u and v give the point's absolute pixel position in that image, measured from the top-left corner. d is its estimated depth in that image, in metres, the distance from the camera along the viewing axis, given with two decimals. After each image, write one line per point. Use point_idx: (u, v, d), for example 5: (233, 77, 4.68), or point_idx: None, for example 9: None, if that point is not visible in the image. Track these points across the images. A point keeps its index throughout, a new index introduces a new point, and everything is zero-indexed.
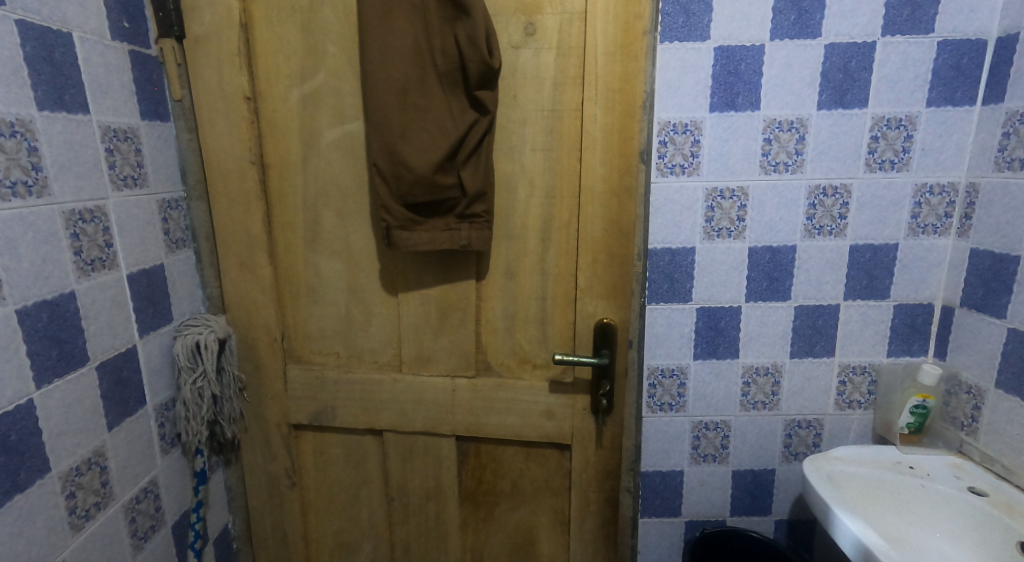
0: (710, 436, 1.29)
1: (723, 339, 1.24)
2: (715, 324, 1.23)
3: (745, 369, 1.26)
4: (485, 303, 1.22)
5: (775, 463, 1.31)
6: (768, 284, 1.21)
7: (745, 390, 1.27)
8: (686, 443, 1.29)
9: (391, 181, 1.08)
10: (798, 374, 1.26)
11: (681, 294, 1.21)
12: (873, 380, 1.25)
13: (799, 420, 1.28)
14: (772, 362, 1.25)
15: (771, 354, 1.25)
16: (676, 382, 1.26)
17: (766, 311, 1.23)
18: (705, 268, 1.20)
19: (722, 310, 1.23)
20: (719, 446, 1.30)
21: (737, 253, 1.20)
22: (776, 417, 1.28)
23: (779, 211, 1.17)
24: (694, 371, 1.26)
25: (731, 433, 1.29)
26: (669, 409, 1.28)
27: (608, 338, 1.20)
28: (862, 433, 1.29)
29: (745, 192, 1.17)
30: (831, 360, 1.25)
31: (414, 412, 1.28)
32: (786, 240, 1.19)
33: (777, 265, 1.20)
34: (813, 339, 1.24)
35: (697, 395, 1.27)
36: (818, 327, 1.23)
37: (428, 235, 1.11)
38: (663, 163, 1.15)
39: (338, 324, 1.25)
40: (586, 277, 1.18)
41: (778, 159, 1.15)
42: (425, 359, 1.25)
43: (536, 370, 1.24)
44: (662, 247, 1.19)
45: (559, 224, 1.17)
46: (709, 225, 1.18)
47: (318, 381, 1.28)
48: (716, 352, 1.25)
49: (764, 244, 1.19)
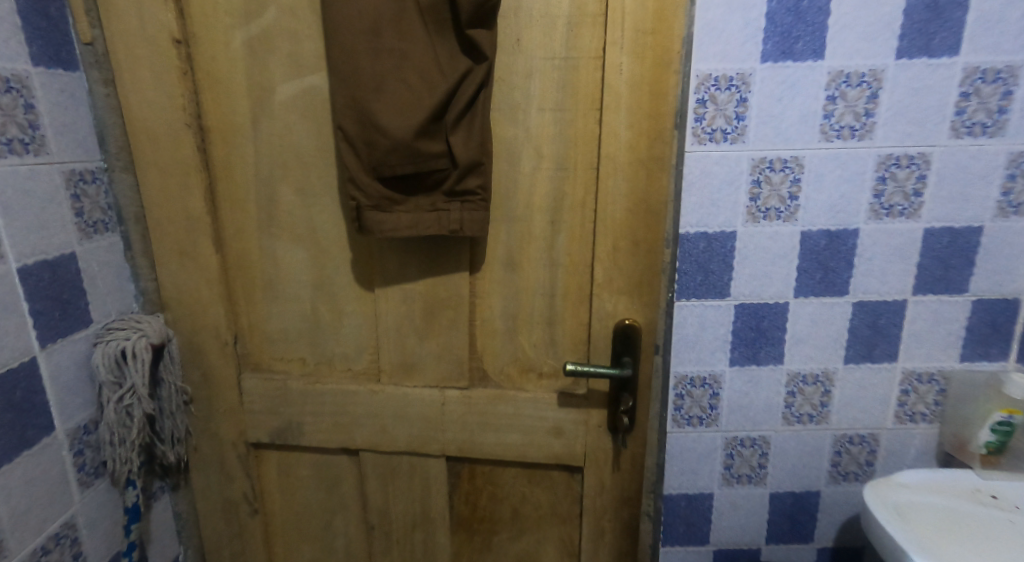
0: (746, 453, 1.10)
1: (766, 342, 1.04)
2: (755, 324, 1.03)
3: (791, 377, 1.06)
4: (481, 300, 0.99)
5: (821, 485, 1.12)
6: (822, 277, 1.00)
7: (790, 401, 1.07)
8: (718, 462, 1.10)
9: (362, 149, 0.85)
10: (851, 383, 1.06)
11: (715, 288, 1.00)
12: (942, 390, 1.06)
13: (851, 435, 1.09)
14: (822, 370, 1.05)
15: (821, 360, 1.05)
16: (707, 392, 1.06)
17: (818, 308, 1.02)
18: (745, 258, 0.99)
19: (765, 308, 1.02)
20: (756, 466, 1.11)
21: (787, 238, 0.98)
22: (824, 433, 1.09)
23: (841, 187, 0.96)
24: (729, 380, 1.05)
25: (770, 451, 1.10)
26: (697, 423, 1.08)
27: (631, 343, 0.97)
28: (925, 450, 1.09)
29: (800, 167, 0.95)
30: (893, 366, 1.05)
31: (397, 429, 1.07)
32: (847, 222, 0.97)
33: (834, 253, 0.99)
34: (873, 341, 1.04)
35: (731, 406, 1.07)
36: (880, 327, 1.03)
37: (410, 217, 0.89)
38: (702, 126, 0.92)
39: (302, 325, 1.04)
40: (605, 268, 0.95)
41: (842, 123, 0.93)
42: (409, 367, 1.03)
43: (542, 380, 1.03)
44: (696, 231, 0.97)
45: (572, 203, 0.94)
46: (753, 205, 0.96)
47: (280, 392, 1.06)
48: (757, 357, 1.04)
49: (822, 228, 0.98)
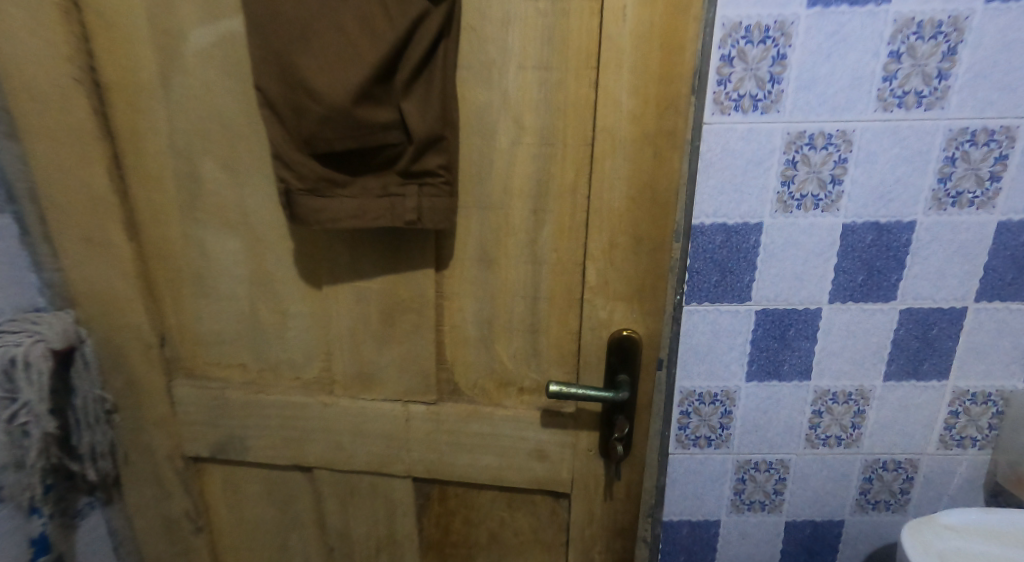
0: (759, 479, 0.94)
1: (790, 354, 0.86)
2: (780, 333, 0.85)
3: (818, 395, 0.89)
4: (450, 302, 0.82)
5: (846, 514, 0.97)
6: (866, 279, 0.82)
7: (815, 420, 0.90)
8: (727, 486, 0.95)
9: (288, 116, 0.66)
10: (890, 402, 0.89)
11: (735, 291, 0.82)
12: (998, 411, 0.89)
13: (885, 461, 0.93)
14: (857, 387, 0.88)
15: (856, 375, 0.88)
16: (718, 409, 0.90)
17: (856, 316, 0.84)
18: (771, 255, 0.81)
19: (792, 314, 0.84)
20: (770, 492, 0.95)
21: (826, 232, 0.79)
22: (854, 458, 0.93)
23: (896, 168, 0.76)
24: (745, 397, 0.89)
25: (789, 476, 0.94)
26: (705, 444, 0.92)
27: (628, 360, 0.80)
28: (971, 479, 0.93)
29: (847, 145, 0.76)
30: (942, 385, 0.88)
31: (354, 446, 0.92)
32: (902, 213, 0.78)
33: (883, 251, 0.80)
34: (919, 355, 0.86)
35: (745, 428, 0.91)
36: (931, 339, 0.85)
37: (355, 204, 0.70)
38: (727, 89, 0.73)
39: (239, 326, 0.87)
40: (599, 269, 0.77)
41: (907, 90, 0.73)
42: (366, 378, 0.87)
43: (523, 396, 0.87)
44: (712, 222, 0.79)
45: (559, 187, 0.75)
46: (785, 190, 0.77)
47: (217, 402, 0.90)
48: (779, 372, 0.87)
49: (869, 219, 0.79)
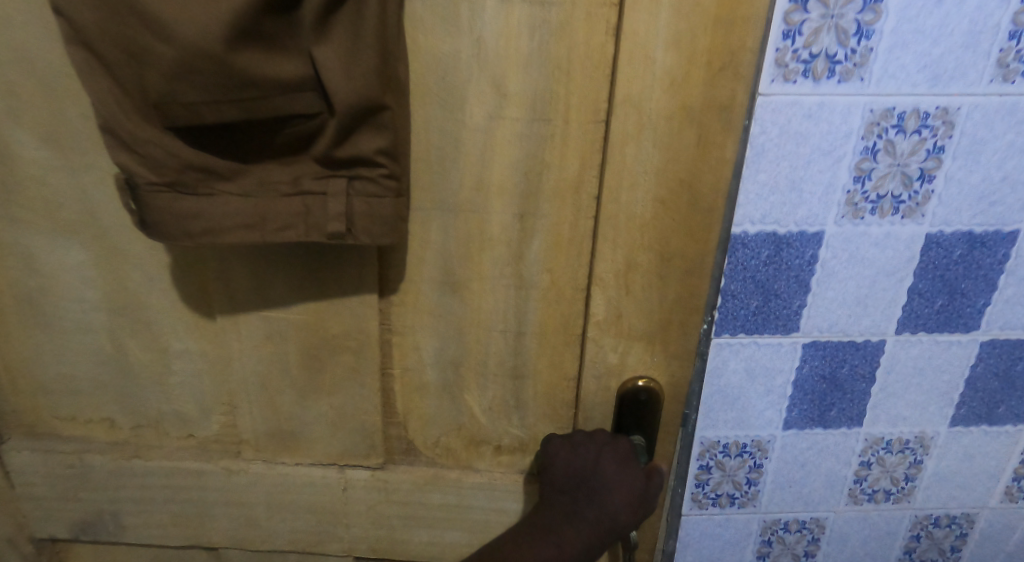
0: (789, 539, 0.73)
1: (842, 397, 0.64)
2: (831, 370, 0.63)
3: (870, 444, 0.67)
4: (400, 337, 0.59)
5: None
6: (944, 304, 0.59)
7: (862, 471, 0.69)
8: (749, 550, 0.73)
9: (121, 63, 0.40)
10: (954, 451, 0.68)
11: (780, 319, 0.59)
12: None
13: (939, 517, 0.72)
14: (918, 435, 0.67)
15: (921, 419, 0.66)
16: (747, 463, 0.68)
17: (929, 350, 0.62)
18: (833, 274, 0.57)
19: (848, 349, 0.61)
20: (801, 555, 0.74)
21: (902, 246, 0.56)
22: (904, 514, 0.72)
23: (1006, 161, 0.53)
24: (780, 448, 0.67)
25: (825, 535, 0.73)
26: (729, 503, 0.70)
27: (643, 415, 0.59)
28: None
29: (948, 130, 0.51)
30: (1018, 430, 0.67)
31: (273, 522, 0.67)
32: (1002, 219, 0.55)
33: (971, 268, 0.58)
34: (997, 395, 0.65)
35: (779, 484, 0.69)
36: (1013, 377, 0.64)
37: (249, 206, 0.46)
38: (799, 47, 0.48)
39: (98, 370, 0.61)
40: (609, 298, 0.54)
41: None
42: (284, 438, 0.63)
43: (502, 457, 0.64)
44: (757, 231, 0.55)
45: (557, 180, 0.52)
46: (858, 186, 0.53)
47: (73, 471, 0.65)
48: (825, 418, 0.65)
49: (958, 230, 0.56)
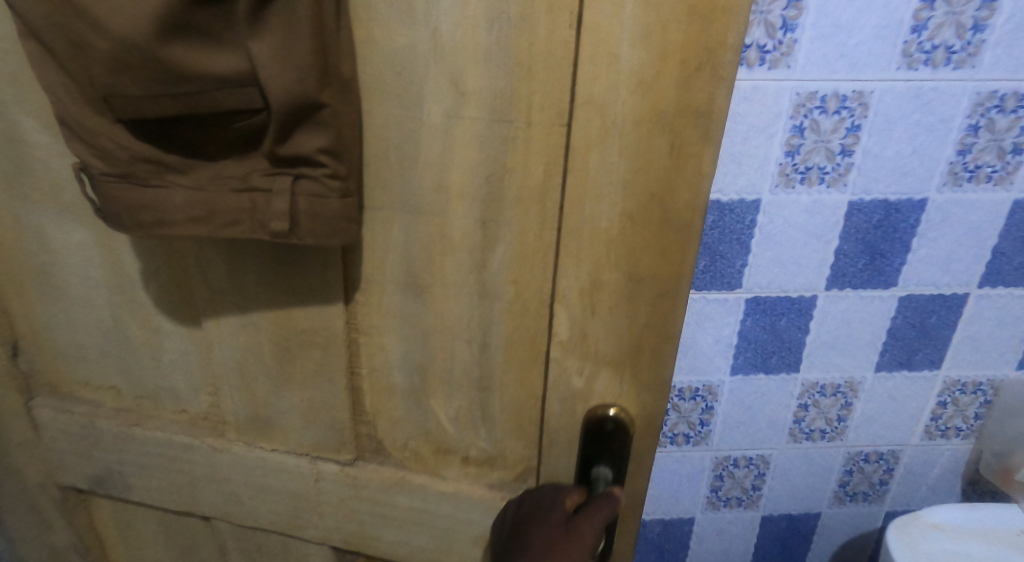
0: (738, 474, 0.84)
1: (780, 346, 0.75)
2: (773, 323, 0.73)
3: (806, 388, 0.78)
4: (367, 336, 0.57)
5: (822, 506, 0.88)
6: (866, 263, 0.70)
7: (802, 415, 0.80)
8: (703, 483, 0.85)
9: (68, 56, 0.41)
10: (880, 394, 0.79)
11: (723, 277, 0.71)
12: (987, 400, 0.80)
13: (868, 453, 0.83)
14: (850, 381, 0.78)
15: (851, 365, 0.77)
16: (698, 407, 0.79)
17: (853, 304, 0.72)
18: (772, 236, 0.68)
19: (783, 303, 0.72)
20: (749, 488, 0.85)
21: (830, 208, 0.67)
22: (837, 451, 0.83)
23: (915, 136, 0.64)
24: (728, 392, 0.78)
25: (770, 470, 0.84)
26: (686, 444, 0.82)
27: (610, 446, 0.54)
28: (949, 470, 0.85)
29: (864, 111, 0.62)
30: (933, 374, 0.78)
31: (254, 502, 0.69)
32: (913, 189, 0.66)
33: (889, 231, 0.68)
34: (915, 343, 0.75)
35: (728, 426, 0.81)
36: (928, 329, 0.74)
37: (200, 200, 0.46)
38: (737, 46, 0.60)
39: (103, 341, 0.65)
40: (575, 317, 0.50)
41: (932, 45, 0.60)
42: (261, 423, 0.64)
43: (469, 470, 0.61)
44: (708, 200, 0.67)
45: (519, 186, 0.48)
46: (791, 160, 0.64)
47: (85, 431, 0.70)
48: (767, 363, 0.76)
49: (879, 195, 0.67)
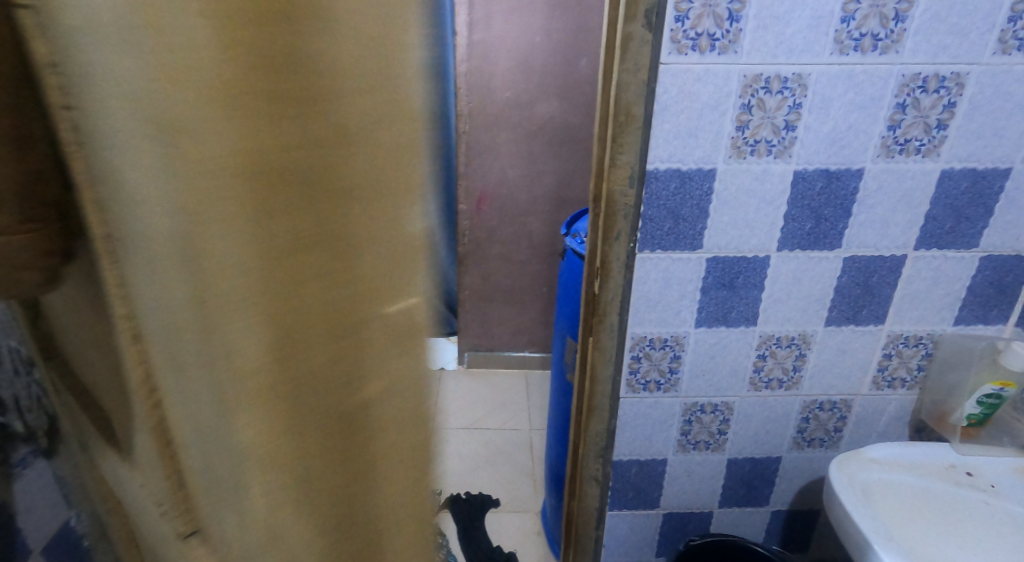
0: (699, 424, 0.47)
1: (735, 298, 0.42)
2: (729, 281, 0.41)
3: (761, 338, 0.44)
4: None
5: (769, 452, 0.49)
6: (814, 227, 0.40)
7: (758, 364, 0.45)
8: (644, 439, 0.48)
9: None
10: (799, 279, 0.42)
11: (686, 239, 0.40)
12: (934, 355, 0.45)
13: (811, 406, 0.47)
14: (842, 393, 0.46)
15: (791, 302, 0.43)
16: (719, 417, 0.47)
17: (801, 266, 0.41)
18: (729, 204, 0.39)
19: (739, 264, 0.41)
20: (710, 439, 0.48)
21: (775, 181, 0.38)
22: (776, 406, 0.47)
23: (865, 108, 0.36)
24: (695, 340, 0.44)
25: (730, 422, 0.47)
26: (660, 393, 0.46)
27: None
28: (893, 426, 0.48)
29: (804, 94, 0.36)
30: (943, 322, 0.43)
31: None
32: (847, 160, 0.38)
33: (836, 193, 0.38)
34: (859, 296, 0.42)
35: (704, 368, 0.45)
36: (873, 287, 0.42)
37: None
38: (685, 21, 0.34)
39: None
40: None
41: (863, 31, 0.34)
42: None
43: None
44: (668, 168, 0.38)
45: None
46: (739, 135, 0.37)
47: None
48: (724, 311, 0.43)
49: (819, 164, 0.38)
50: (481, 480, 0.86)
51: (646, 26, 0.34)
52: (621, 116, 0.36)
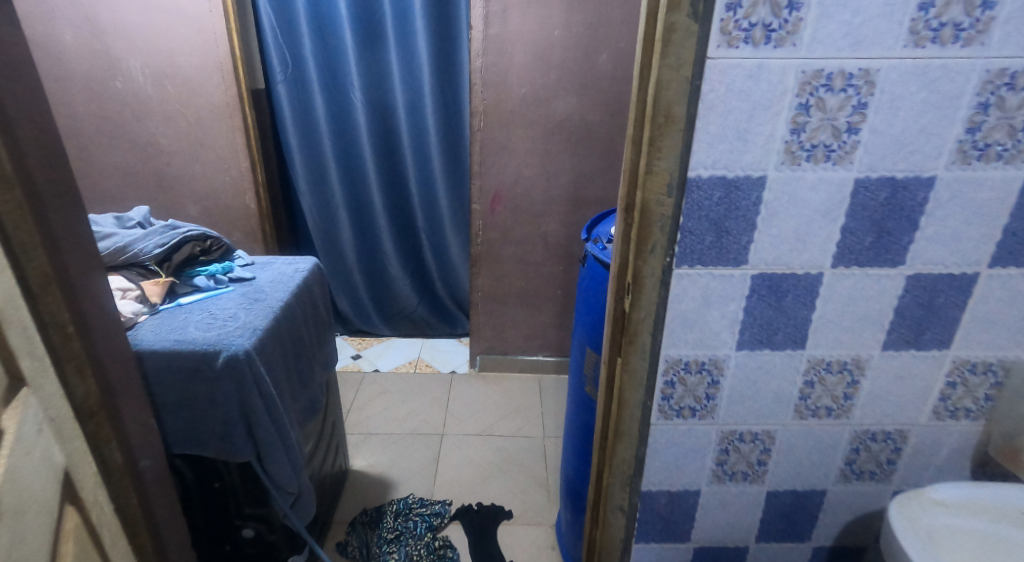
0: (731, 459, 0.44)
1: (786, 321, 0.38)
2: (777, 302, 0.38)
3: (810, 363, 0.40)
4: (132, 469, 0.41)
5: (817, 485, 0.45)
6: (878, 242, 0.36)
7: (804, 391, 0.41)
8: (678, 468, 0.44)
9: None
10: (855, 303, 0.38)
11: (729, 254, 0.36)
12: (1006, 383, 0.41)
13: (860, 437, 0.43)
14: (898, 423, 0.42)
15: (840, 326, 0.39)
16: (760, 447, 0.43)
17: (861, 288, 0.37)
18: (778, 216, 0.35)
19: (787, 286, 0.37)
20: (747, 472, 0.44)
21: (836, 189, 0.35)
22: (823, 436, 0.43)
23: (940, 107, 0.33)
24: (734, 367, 0.40)
25: (774, 455, 0.43)
26: (696, 420, 0.42)
27: None
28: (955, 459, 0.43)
29: (870, 93, 0.33)
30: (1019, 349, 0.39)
31: None
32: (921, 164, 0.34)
33: (902, 203, 0.35)
34: (921, 319, 0.38)
35: (744, 394, 0.41)
36: (933, 312, 0.38)
37: None
38: (739, 11, 0.31)
39: None
40: None
41: (942, 21, 0.31)
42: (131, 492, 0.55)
43: None
44: (713, 176, 0.34)
45: None
46: (794, 139, 0.34)
47: None
48: (770, 334, 0.39)
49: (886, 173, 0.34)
50: (494, 491, 0.85)
51: (694, 15, 0.31)
52: (660, 119, 0.33)
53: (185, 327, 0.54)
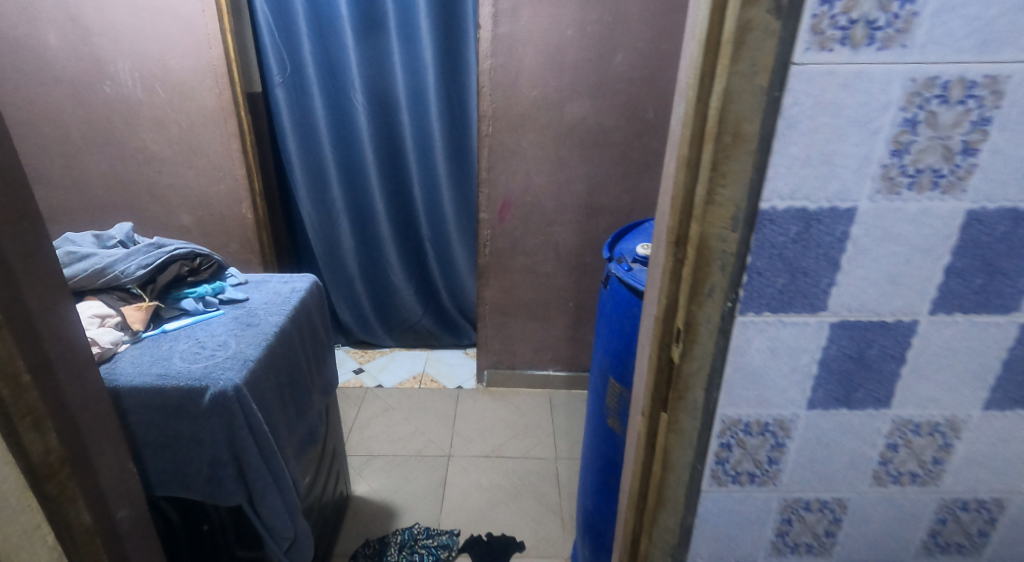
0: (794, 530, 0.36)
1: (867, 376, 0.32)
2: (859, 353, 0.31)
3: (890, 426, 0.33)
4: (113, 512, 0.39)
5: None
6: (983, 289, 0.29)
7: (886, 456, 0.34)
8: (729, 541, 0.37)
9: None
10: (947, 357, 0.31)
11: (806, 300, 0.29)
12: None
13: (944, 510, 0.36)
14: (996, 493, 0.35)
15: (934, 382, 0.32)
16: (829, 517, 0.36)
17: (956, 342, 0.31)
18: (870, 253, 0.29)
19: (872, 336, 0.30)
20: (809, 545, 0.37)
21: (941, 224, 0.28)
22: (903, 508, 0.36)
23: None
24: (806, 427, 0.33)
25: (844, 527, 0.36)
26: (755, 487, 0.35)
27: None
28: None
29: (996, 107, 0.26)
30: None
31: None
32: None
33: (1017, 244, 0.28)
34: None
35: (812, 459, 0.34)
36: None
37: None
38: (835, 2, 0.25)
39: None
40: None
41: None
42: None
43: None
44: (790, 207, 0.28)
45: None
46: (896, 161, 0.27)
47: None
48: (848, 391, 0.32)
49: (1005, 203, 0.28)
50: (500, 520, 0.81)
51: (774, 10, 0.25)
52: (727, 136, 0.26)
53: (168, 359, 0.51)
